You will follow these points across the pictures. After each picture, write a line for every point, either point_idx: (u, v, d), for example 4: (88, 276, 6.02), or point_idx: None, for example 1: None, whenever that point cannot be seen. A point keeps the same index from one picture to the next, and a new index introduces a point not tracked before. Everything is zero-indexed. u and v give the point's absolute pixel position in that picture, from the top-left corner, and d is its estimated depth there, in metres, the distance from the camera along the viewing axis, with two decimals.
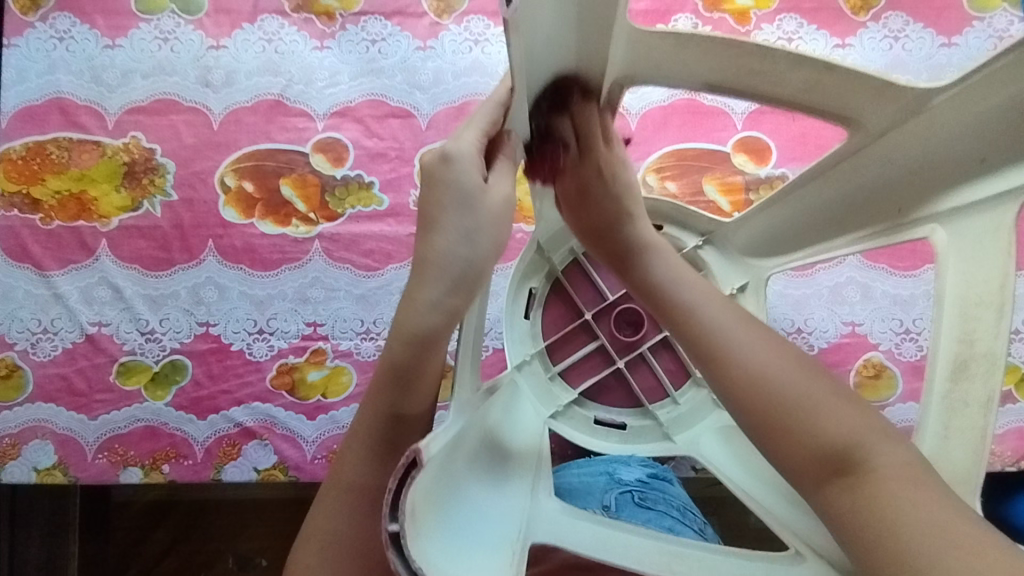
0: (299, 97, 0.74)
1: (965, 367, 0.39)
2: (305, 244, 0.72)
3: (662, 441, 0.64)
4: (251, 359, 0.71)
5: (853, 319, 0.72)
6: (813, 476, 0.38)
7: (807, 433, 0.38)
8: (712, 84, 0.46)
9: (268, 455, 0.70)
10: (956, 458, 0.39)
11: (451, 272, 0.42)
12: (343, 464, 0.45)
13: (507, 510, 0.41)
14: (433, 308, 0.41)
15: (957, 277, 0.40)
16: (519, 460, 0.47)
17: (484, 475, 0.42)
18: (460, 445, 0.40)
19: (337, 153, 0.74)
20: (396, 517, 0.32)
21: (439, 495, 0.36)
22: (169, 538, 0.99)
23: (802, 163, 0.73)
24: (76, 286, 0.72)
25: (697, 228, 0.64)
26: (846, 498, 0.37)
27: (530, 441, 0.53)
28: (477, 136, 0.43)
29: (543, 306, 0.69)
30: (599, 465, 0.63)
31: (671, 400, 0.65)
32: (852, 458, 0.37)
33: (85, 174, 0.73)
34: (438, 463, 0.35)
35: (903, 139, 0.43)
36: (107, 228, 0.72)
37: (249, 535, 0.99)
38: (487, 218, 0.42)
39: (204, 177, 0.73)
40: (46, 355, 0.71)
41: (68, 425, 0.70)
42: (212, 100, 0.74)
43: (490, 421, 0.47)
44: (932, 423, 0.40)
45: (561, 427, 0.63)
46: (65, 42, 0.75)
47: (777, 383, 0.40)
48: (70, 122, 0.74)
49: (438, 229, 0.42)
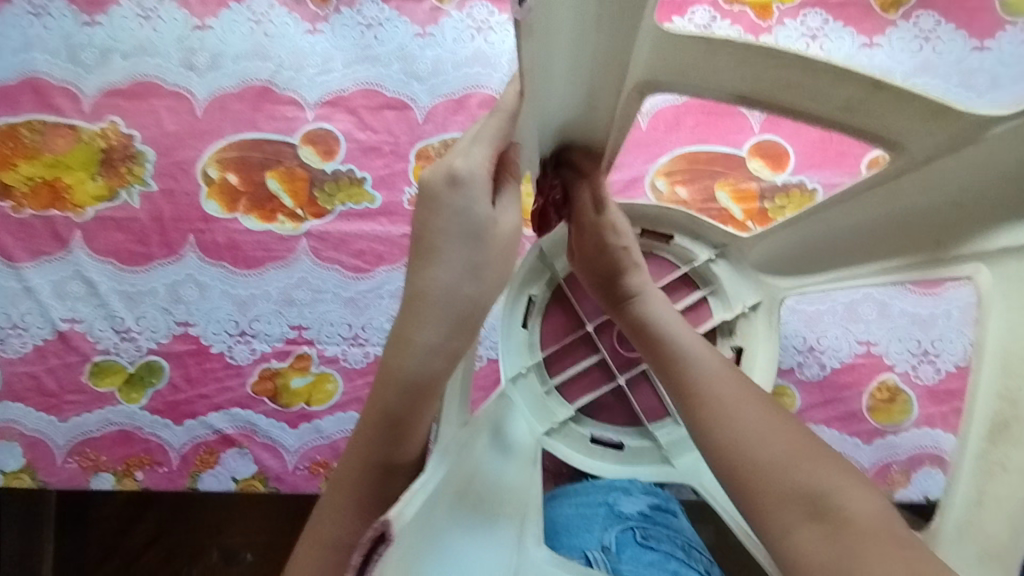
0: (288, 84, 0.70)
1: (1006, 428, 0.37)
2: (291, 241, 0.68)
3: (661, 464, 0.61)
4: (232, 363, 0.67)
5: (869, 338, 0.68)
6: (786, 515, 0.37)
7: (779, 467, 0.38)
8: (744, 95, 0.41)
9: (247, 464, 0.66)
10: (990, 529, 0.36)
11: (454, 312, 0.37)
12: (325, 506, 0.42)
13: (495, 563, 0.38)
14: (434, 353, 0.37)
15: (1003, 328, 0.38)
16: (512, 492, 0.44)
17: (474, 518, 0.38)
18: (444, 493, 0.36)
19: (328, 145, 0.69)
20: None
21: (421, 559, 0.32)
22: (153, 529, 0.94)
23: (822, 170, 0.69)
24: (48, 280, 0.68)
25: (710, 240, 0.62)
26: (816, 542, 0.36)
27: (523, 468, 0.50)
28: (488, 153, 0.38)
29: (542, 316, 0.65)
30: (598, 494, 0.57)
31: (672, 419, 0.62)
32: (825, 501, 0.37)
33: (60, 161, 0.69)
34: (414, 527, 0.32)
35: (953, 168, 0.40)
36: (82, 219, 0.68)
37: (235, 531, 0.95)
38: (495, 252, 0.39)
39: (185, 167, 0.69)
40: (15, 352, 0.67)
41: (37, 427, 0.66)
42: (196, 84, 0.70)
43: (479, 456, 0.43)
44: (966, 488, 0.38)
45: (556, 445, 0.61)
46: (41, 18, 0.70)
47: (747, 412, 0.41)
48: (44, 104, 0.69)
49: (437, 261, 0.38)
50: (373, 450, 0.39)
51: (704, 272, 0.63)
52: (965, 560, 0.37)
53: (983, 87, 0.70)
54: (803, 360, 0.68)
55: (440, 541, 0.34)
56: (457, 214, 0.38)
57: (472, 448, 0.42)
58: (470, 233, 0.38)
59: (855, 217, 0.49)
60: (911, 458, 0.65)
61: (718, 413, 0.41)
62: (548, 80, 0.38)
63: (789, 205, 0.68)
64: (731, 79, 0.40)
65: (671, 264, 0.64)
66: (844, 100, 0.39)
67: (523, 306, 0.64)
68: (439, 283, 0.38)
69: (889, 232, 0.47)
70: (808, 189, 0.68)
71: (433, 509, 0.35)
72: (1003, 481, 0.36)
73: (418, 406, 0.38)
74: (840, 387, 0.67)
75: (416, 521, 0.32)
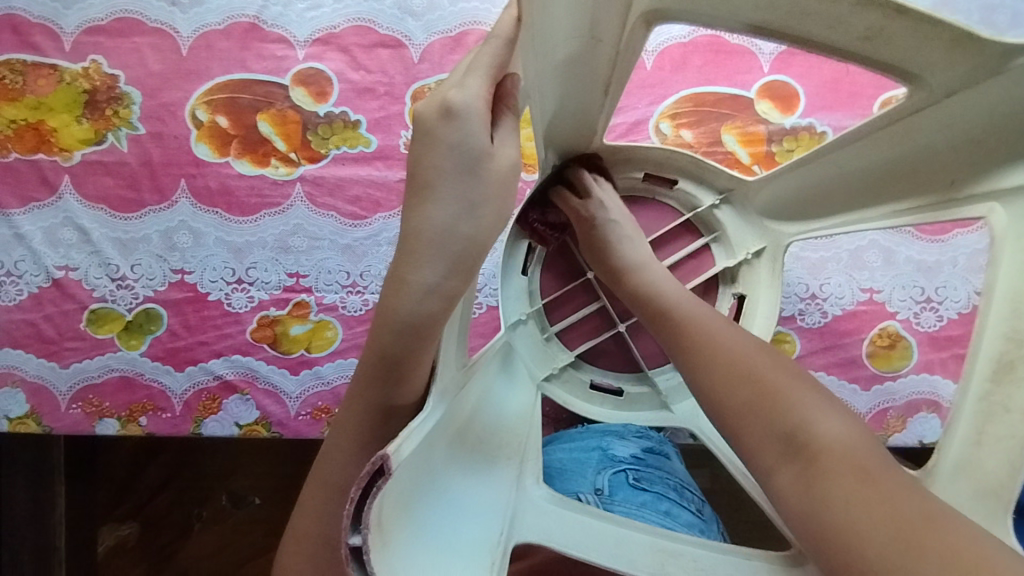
0: (277, 20, 0.66)
1: (1011, 367, 0.37)
2: (286, 187, 0.66)
3: (659, 410, 0.61)
4: (231, 311, 0.67)
5: (872, 286, 0.67)
6: (763, 458, 0.37)
7: (755, 404, 0.38)
8: (758, 26, 0.38)
9: (250, 410, 0.67)
10: (989, 466, 0.37)
11: (452, 251, 0.37)
12: (327, 452, 0.42)
13: (488, 504, 0.38)
14: (430, 293, 0.36)
15: (1012, 268, 0.38)
16: (509, 435, 0.44)
17: (467, 460, 0.38)
18: (442, 432, 0.36)
19: (320, 86, 0.67)
20: (358, 528, 0.28)
21: (413, 496, 0.32)
22: (162, 475, 0.97)
23: (833, 112, 0.66)
24: (39, 227, 0.66)
25: (716, 185, 0.61)
26: (791, 480, 0.35)
27: (521, 413, 0.49)
28: (484, 85, 0.37)
29: (541, 263, 0.64)
30: (592, 440, 0.60)
31: (672, 365, 0.62)
32: (795, 435, 0.36)
33: (43, 103, 0.66)
34: (411, 465, 0.31)
35: (975, 101, 0.38)
36: (69, 164, 0.66)
37: (241, 479, 0.97)
38: (492, 189, 0.38)
39: (173, 109, 0.66)
40: (11, 300, 0.66)
41: (38, 373, 0.67)
42: (180, 21, 0.66)
43: (475, 399, 0.42)
44: (964, 428, 0.39)
45: (554, 390, 0.61)
46: None
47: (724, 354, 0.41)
48: (23, 42, 0.66)
49: (432, 193, 0.38)
50: (371, 391, 0.39)
51: (708, 218, 0.62)
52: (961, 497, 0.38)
53: (1006, 24, 0.67)
54: (805, 307, 0.67)
55: (433, 480, 0.34)
56: (451, 146, 0.38)
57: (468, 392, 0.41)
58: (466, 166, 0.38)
59: (864, 157, 0.47)
60: (908, 404, 0.66)
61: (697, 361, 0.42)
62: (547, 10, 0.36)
63: (797, 149, 0.66)
64: (743, 8, 0.37)
65: (674, 210, 0.64)
66: (863, 32, 0.37)
67: (523, 252, 0.63)
68: (434, 216, 0.38)
69: (903, 170, 0.45)
70: (816, 132, 0.66)
71: (431, 445, 0.34)
72: (1004, 421, 0.37)
73: (414, 348, 0.37)
74: (842, 335, 0.67)
75: (413, 458, 0.31)
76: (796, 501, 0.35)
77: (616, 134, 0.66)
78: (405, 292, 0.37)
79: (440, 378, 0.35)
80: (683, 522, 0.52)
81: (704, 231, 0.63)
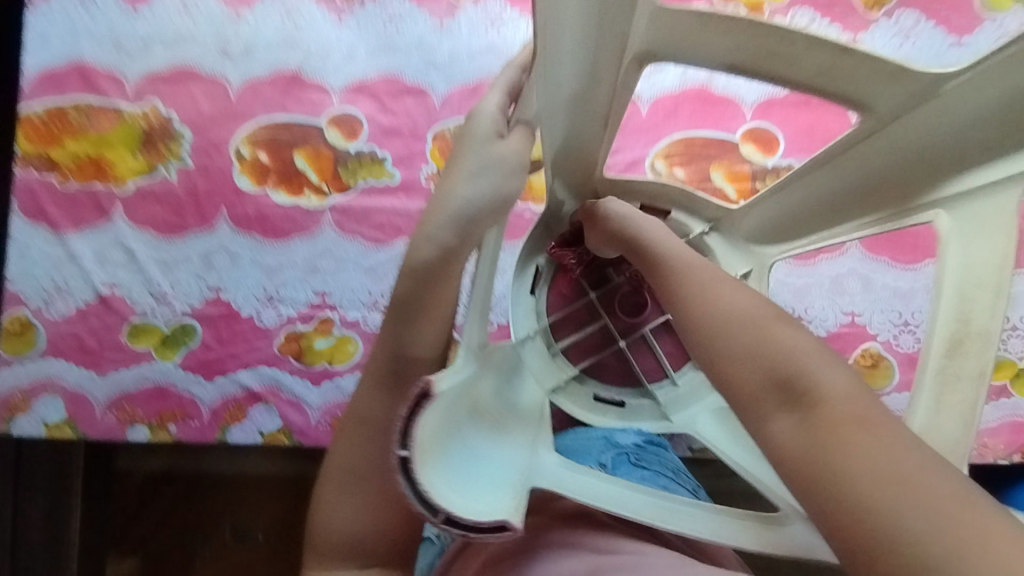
0: (316, 71, 0.76)
1: (960, 343, 0.43)
2: (317, 215, 0.74)
3: (659, 420, 0.66)
4: (261, 325, 0.72)
5: (853, 309, 0.73)
6: (761, 405, 0.37)
7: (764, 356, 0.38)
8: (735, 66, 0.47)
9: (273, 419, 0.71)
10: (947, 430, 0.42)
11: (454, 211, 0.46)
12: (365, 401, 0.48)
13: (507, 458, 0.46)
14: (431, 238, 0.46)
15: (960, 260, 0.44)
16: (523, 418, 0.52)
17: (488, 426, 0.47)
18: (466, 395, 0.45)
19: (352, 127, 0.75)
20: (406, 444, 0.39)
21: (446, 436, 0.42)
22: (168, 507, 1.00)
23: (810, 154, 0.75)
24: (90, 247, 0.73)
25: (704, 214, 0.67)
26: (789, 428, 0.36)
27: (534, 404, 0.56)
28: (496, 97, 0.49)
29: (548, 285, 0.70)
30: (599, 431, 0.69)
31: (670, 380, 0.67)
32: (799, 387, 0.37)
33: (103, 138, 0.74)
34: (444, 407, 0.42)
35: (916, 124, 0.47)
36: (123, 192, 0.74)
37: (246, 512, 1.00)
38: (497, 170, 0.46)
39: (219, 145, 0.75)
40: (59, 313, 0.72)
41: (77, 382, 0.72)
42: (230, 70, 0.76)
43: (496, 382, 0.51)
44: (923, 399, 0.44)
45: (563, 400, 0.65)
46: (87, 8, 0.76)
47: (728, 310, 0.40)
48: (89, 86, 0.75)
49: (460, 176, 0.47)
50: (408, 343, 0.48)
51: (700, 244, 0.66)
52: None
53: None
54: None
55: (461, 430, 0.43)
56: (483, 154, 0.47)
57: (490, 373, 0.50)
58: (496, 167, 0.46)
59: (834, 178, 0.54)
60: None
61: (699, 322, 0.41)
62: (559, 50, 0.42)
63: None
64: (722, 52, 0.45)
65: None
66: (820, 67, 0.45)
67: (531, 274, 0.70)
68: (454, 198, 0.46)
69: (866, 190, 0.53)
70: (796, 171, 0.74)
71: (456, 402, 0.44)
72: (957, 388, 0.43)
73: (427, 284, 0.47)
74: None
75: (446, 400, 0.42)
76: (794, 445, 0.35)
77: (616, 170, 0.74)
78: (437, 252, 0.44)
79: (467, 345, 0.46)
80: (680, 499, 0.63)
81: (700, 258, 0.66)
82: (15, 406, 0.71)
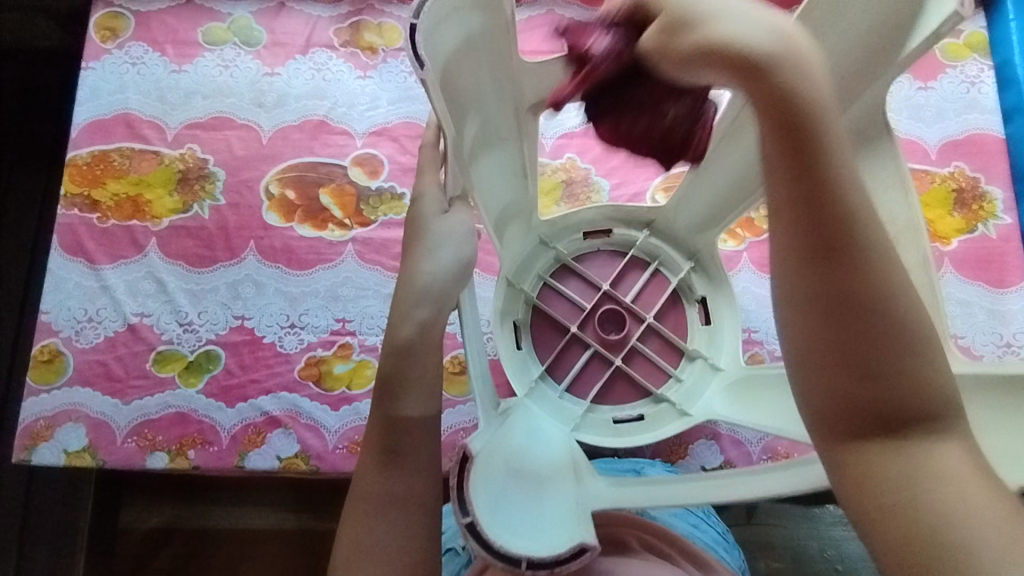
0: (342, 118, 0.83)
1: (899, 240, 0.49)
2: (339, 246, 0.78)
3: (680, 418, 0.67)
4: (282, 351, 0.75)
5: None
6: (854, 425, 0.31)
7: (897, 379, 0.31)
8: None
9: (291, 444, 0.72)
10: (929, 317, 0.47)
11: (423, 288, 0.43)
12: (369, 474, 0.44)
13: (558, 498, 0.45)
14: (408, 319, 0.43)
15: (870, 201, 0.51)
16: (552, 462, 0.51)
17: (526, 478, 0.46)
18: (497, 449, 0.45)
19: (373, 167, 0.81)
20: (466, 510, 0.39)
21: (492, 489, 0.41)
22: (168, 567, 0.95)
23: None
24: (124, 279, 0.77)
25: (639, 221, 0.73)
26: (884, 457, 0.31)
27: (561, 449, 0.56)
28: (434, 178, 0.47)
29: (529, 333, 0.71)
30: (627, 464, 0.68)
31: (675, 379, 0.69)
32: (909, 417, 0.31)
33: (143, 180, 0.80)
34: (484, 461, 0.42)
35: None
36: (158, 228, 0.79)
37: (246, 571, 0.95)
38: (450, 238, 0.44)
39: (250, 184, 0.80)
40: (88, 342, 0.75)
41: (101, 409, 0.73)
42: (263, 118, 0.83)
43: (519, 437, 0.51)
44: None
45: (586, 436, 0.66)
46: (137, 66, 0.84)
47: (884, 309, 0.30)
48: (134, 134, 0.82)
49: (420, 253, 0.44)
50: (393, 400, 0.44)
51: (647, 247, 0.73)
52: None
53: (932, 118, 0.82)
54: None
55: (503, 485, 0.43)
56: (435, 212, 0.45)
57: (511, 429, 0.51)
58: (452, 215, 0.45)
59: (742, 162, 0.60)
60: None
61: (844, 318, 0.30)
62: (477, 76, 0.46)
63: None
64: None
65: (616, 252, 0.74)
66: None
67: (511, 329, 0.70)
68: (418, 258, 0.44)
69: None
70: None
71: (490, 455, 0.44)
72: (915, 279, 0.48)
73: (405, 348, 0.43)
74: None
75: (483, 457, 0.42)
76: (886, 477, 0.31)
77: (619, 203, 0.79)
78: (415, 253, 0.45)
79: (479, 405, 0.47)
80: (708, 536, 0.61)
81: (648, 259, 0.74)
82: (37, 435, 0.72)
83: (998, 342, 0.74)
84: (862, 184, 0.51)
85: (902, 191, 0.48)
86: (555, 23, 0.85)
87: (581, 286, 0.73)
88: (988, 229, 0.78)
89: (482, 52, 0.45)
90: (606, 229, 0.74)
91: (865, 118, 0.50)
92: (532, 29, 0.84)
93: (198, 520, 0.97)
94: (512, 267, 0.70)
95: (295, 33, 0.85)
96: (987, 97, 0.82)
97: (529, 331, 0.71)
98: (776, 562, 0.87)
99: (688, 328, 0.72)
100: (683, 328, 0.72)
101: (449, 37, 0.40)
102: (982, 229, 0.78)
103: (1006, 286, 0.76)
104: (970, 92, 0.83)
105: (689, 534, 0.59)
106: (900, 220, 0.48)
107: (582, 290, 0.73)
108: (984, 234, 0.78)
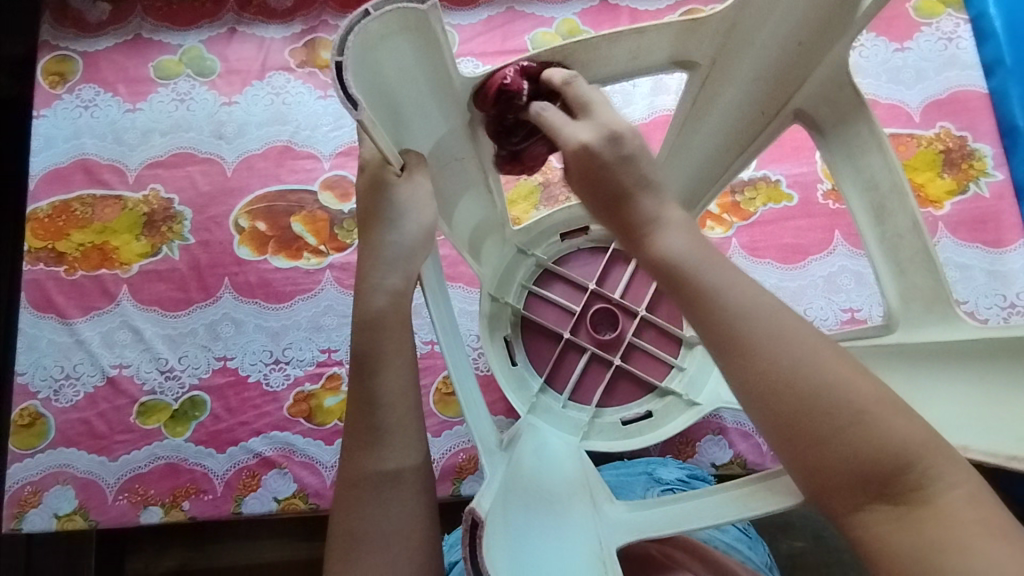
0: (307, 141, 0.80)
1: (883, 207, 0.49)
2: (317, 274, 0.76)
3: (690, 410, 0.65)
4: (269, 389, 0.73)
5: (851, 305, 0.73)
6: (844, 494, 0.32)
7: (858, 449, 0.31)
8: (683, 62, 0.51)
9: (288, 484, 0.70)
10: (918, 282, 0.48)
11: (386, 256, 0.42)
12: (348, 514, 0.42)
13: (575, 540, 0.44)
14: (381, 290, 0.42)
15: (856, 186, 0.50)
16: (565, 485, 0.49)
17: (538, 516, 0.44)
18: (507, 493, 0.43)
19: (344, 189, 0.78)
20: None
21: (509, 542, 0.40)
22: None
23: (781, 163, 0.78)
24: (98, 331, 0.74)
25: None
26: (890, 521, 0.31)
27: (571, 464, 0.54)
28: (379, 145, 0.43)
29: (524, 349, 0.69)
30: (638, 467, 0.67)
31: (677, 368, 0.68)
32: (904, 479, 0.31)
33: (107, 227, 0.77)
34: (495, 516, 0.40)
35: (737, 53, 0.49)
36: (128, 274, 0.76)
37: None
38: (409, 206, 0.41)
39: (219, 220, 0.78)
40: (68, 401, 0.72)
41: (88, 468, 0.70)
42: (225, 150, 0.80)
43: (525, 470, 0.48)
44: (888, 269, 0.49)
45: (596, 443, 0.64)
46: (89, 109, 0.81)
47: (807, 383, 0.32)
48: (94, 179, 0.79)
49: (379, 222, 0.42)
50: (377, 455, 0.42)
51: None
52: (915, 315, 0.48)
53: (911, 80, 0.80)
54: None
55: (519, 539, 0.41)
56: (390, 260, 0.42)
57: (519, 464, 0.49)
58: (406, 260, 0.42)
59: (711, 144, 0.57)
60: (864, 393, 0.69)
61: (771, 401, 0.33)
62: (412, 101, 0.43)
63: (757, 197, 0.77)
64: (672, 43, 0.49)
65: (597, 248, 0.72)
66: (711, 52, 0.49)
67: (502, 345, 0.68)
68: (374, 309, 0.42)
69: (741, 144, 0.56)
70: (772, 180, 0.77)
71: (503, 505, 0.42)
72: (906, 246, 0.48)
73: (374, 344, 0.42)
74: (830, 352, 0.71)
75: (495, 512, 0.40)
76: (899, 544, 0.31)
77: None
78: (373, 301, 0.42)
79: (482, 440, 0.44)
80: (730, 537, 0.59)
81: (630, 251, 0.72)
82: (25, 501, 0.70)
83: (1002, 303, 0.72)
84: (838, 160, 0.51)
85: (882, 154, 0.48)
86: (516, 21, 0.82)
87: (566, 289, 0.70)
88: (980, 187, 0.76)
89: (417, 77, 0.42)
90: (583, 227, 0.72)
91: (829, 85, 0.49)
92: (492, 30, 0.82)
93: (203, 564, 0.94)
94: (493, 281, 0.68)
95: (249, 58, 0.83)
96: (966, 52, 0.80)
97: (523, 346, 0.69)
98: (798, 542, 0.84)
99: (682, 315, 0.70)
100: (676, 320, 0.70)
101: (381, 67, 0.38)
102: (974, 188, 0.76)
103: (1005, 245, 0.73)
104: (949, 49, 0.80)
105: (710, 539, 0.57)
106: (885, 184, 0.48)
107: (569, 294, 0.71)
108: (977, 193, 0.76)
